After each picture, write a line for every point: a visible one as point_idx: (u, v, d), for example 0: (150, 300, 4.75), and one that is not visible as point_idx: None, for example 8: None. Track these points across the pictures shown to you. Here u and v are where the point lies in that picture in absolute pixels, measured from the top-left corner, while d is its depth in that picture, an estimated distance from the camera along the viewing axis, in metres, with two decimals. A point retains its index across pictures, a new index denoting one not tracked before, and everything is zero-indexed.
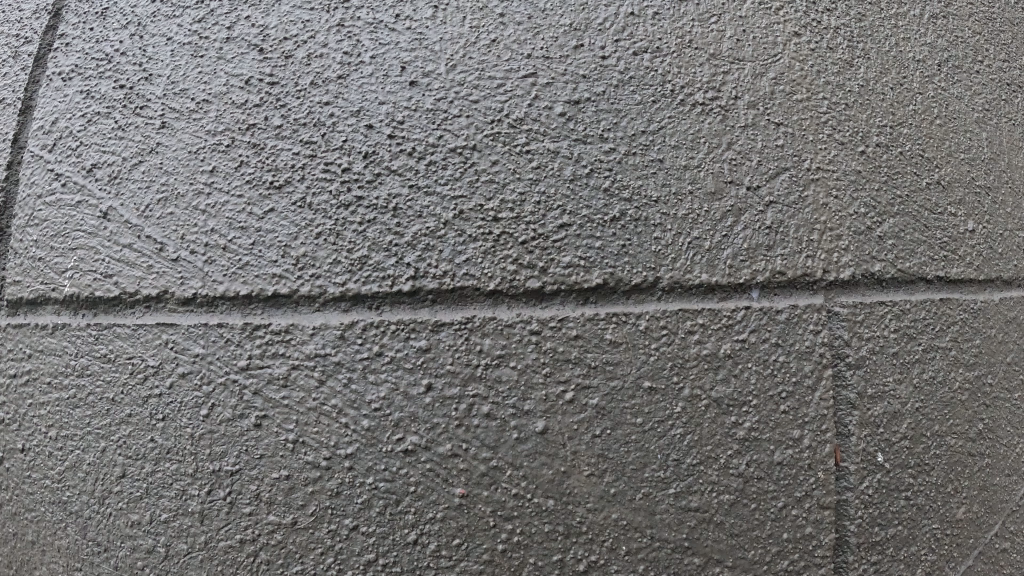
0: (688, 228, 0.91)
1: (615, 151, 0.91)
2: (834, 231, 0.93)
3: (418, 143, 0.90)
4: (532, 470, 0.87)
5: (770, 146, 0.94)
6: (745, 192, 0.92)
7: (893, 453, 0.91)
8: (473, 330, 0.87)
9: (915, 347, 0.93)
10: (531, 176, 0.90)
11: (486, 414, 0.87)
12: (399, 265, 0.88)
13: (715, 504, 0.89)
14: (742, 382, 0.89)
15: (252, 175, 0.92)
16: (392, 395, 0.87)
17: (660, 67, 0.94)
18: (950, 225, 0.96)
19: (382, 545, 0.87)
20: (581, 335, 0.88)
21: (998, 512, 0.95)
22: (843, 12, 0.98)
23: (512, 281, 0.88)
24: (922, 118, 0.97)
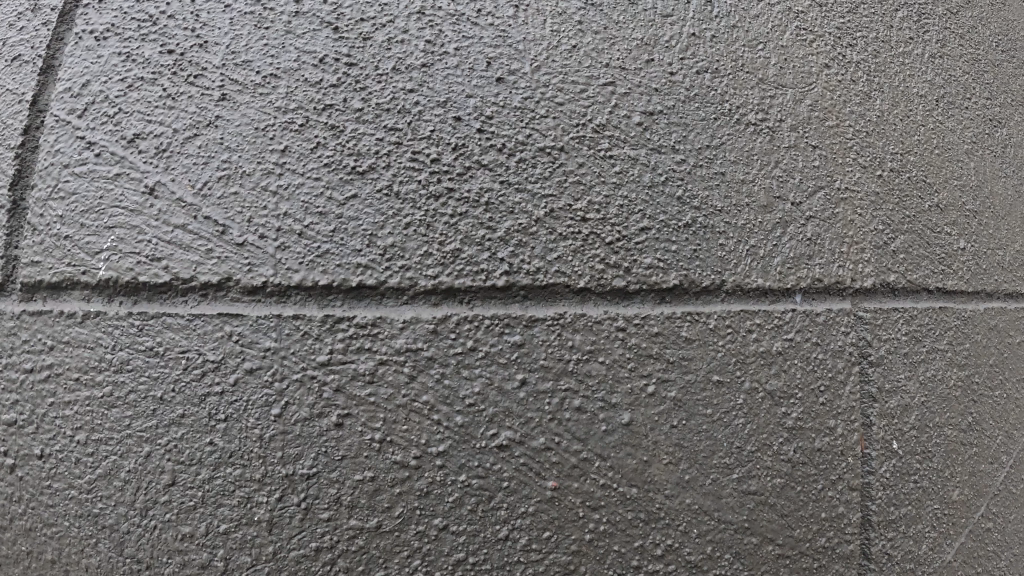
0: (746, 236, 0.94)
1: (686, 162, 0.94)
2: (859, 245, 1.00)
3: (508, 140, 0.90)
4: (618, 461, 0.87)
5: (810, 167, 0.99)
6: (790, 207, 0.97)
7: (906, 442, 1.00)
8: (564, 325, 0.87)
9: (921, 348, 1.03)
10: (615, 180, 0.91)
11: (577, 408, 0.87)
12: (492, 259, 0.87)
13: (769, 486, 0.92)
14: (789, 377, 0.93)
15: (331, 159, 0.88)
16: (486, 390, 0.85)
17: (718, 87, 0.98)
18: (943, 245, 1.08)
19: (471, 544, 0.85)
20: (661, 333, 0.90)
21: (981, 495, 1.08)
22: (862, 49, 1.09)
23: (600, 279, 0.89)
24: (924, 148, 1.10)
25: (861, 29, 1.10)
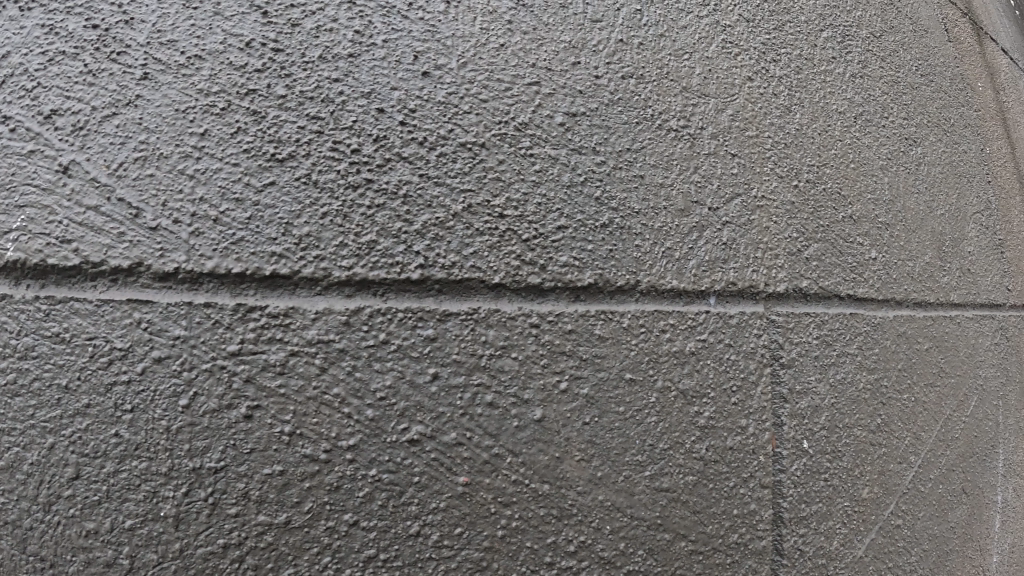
0: (662, 239, 0.99)
1: (606, 164, 0.98)
2: (773, 251, 1.06)
3: (429, 134, 0.91)
4: (530, 457, 0.90)
5: (728, 174, 1.05)
6: (708, 212, 1.02)
7: (820, 445, 1.06)
8: (478, 321, 0.89)
9: (833, 352, 1.09)
10: (534, 178, 0.94)
11: (489, 403, 0.89)
12: (408, 253, 0.88)
13: (681, 484, 0.96)
14: (707, 375, 0.99)
15: (251, 145, 0.88)
16: (398, 383, 0.86)
17: (643, 93, 1.03)
18: (851, 256, 1.14)
19: (382, 540, 0.84)
20: (575, 330, 0.93)
21: (890, 492, 1.13)
22: (785, 66, 1.15)
23: (514, 276, 0.91)
24: (841, 162, 1.17)
25: (779, 45, 1.16)
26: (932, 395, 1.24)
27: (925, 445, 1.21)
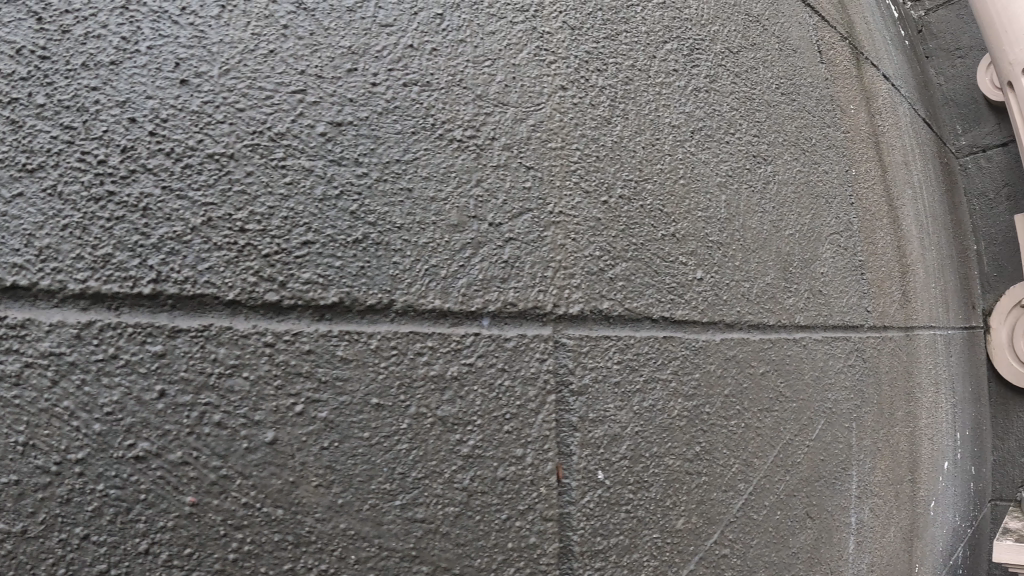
0: (427, 256, 0.95)
1: (367, 176, 0.93)
2: (568, 270, 1.04)
3: (177, 145, 0.86)
4: (260, 480, 0.84)
5: (518, 188, 1.03)
6: (486, 228, 0.99)
7: (612, 468, 1.05)
8: (208, 338, 0.83)
9: (637, 376, 1.09)
10: (282, 191, 0.89)
11: (217, 423, 0.83)
12: (143, 266, 0.82)
13: (439, 515, 0.91)
14: (471, 396, 0.94)
15: (2, 154, 0.81)
16: (124, 400, 0.81)
17: (426, 101, 0.99)
18: (672, 277, 1.18)
19: (108, 565, 0.79)
20: (311, 351, 0.87)
21: (714, 522, 1.18)
22: (612, 75, 1.18)
23: (251, 293, 0.86)
24: (667, 177, 1.21)
25: (613, 58, 1.19)
26: (765, 411, 1.32)
27: (756, 458, 1.28)
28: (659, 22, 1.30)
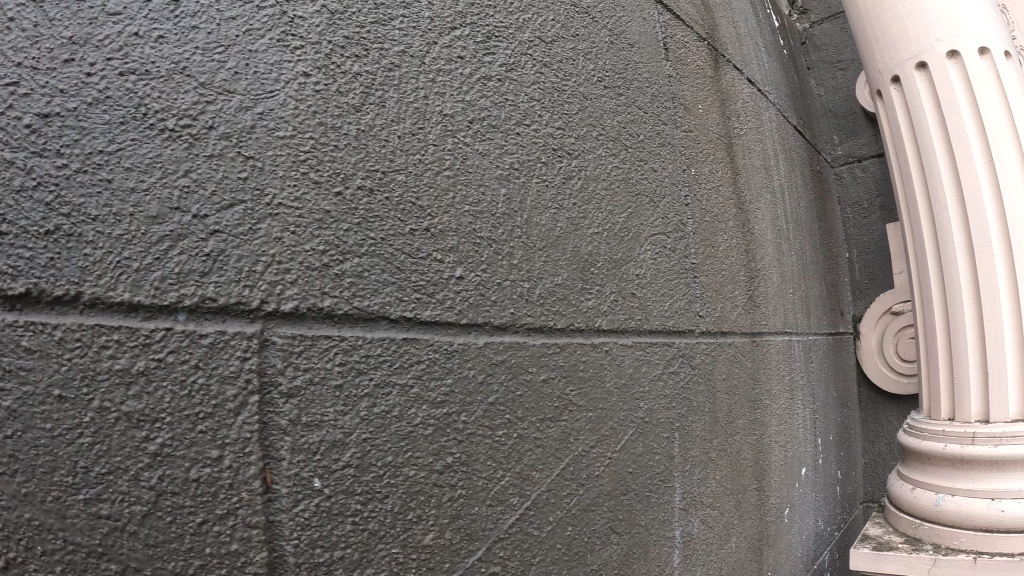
0: (534, 277, 1.08)
1: (480, 203, 1.03)
2: (628, 286, 1.26)
3: (332, 176, 0.90)
4: (411, 473, 0.92)
5: (593, 212, 1.20)
6: (575, 251, 1.16)
7: (656, 444, 1.27)
8: (356, 350, 0.89)
9: (677, 368, 1.35)
10: (420, 216, 0.96)
11: (376, 424, 0.90)
12: (318, 285, 0.87)
13: (546, 498, 1.06)
14: (571, 395, 1.10)
15: (216, 185, 0.83)
16: (308, 407, 0.85)
17: (516, 126, 1.09)
18: (698, 289, 1.44)
19: (286, 539, 0.82)
20: (431, 360, 0.95)
21: (744, 485, 1.55)
22: (656, 110, 1.42)
23: (394, 308, 0.93)
24: (696, 204, 1.49)
25: (652, 100, 1.41)
26: (760, 403, 1.64)
27: (749, 443, 1.57)
28: (680, 73, 1.54)
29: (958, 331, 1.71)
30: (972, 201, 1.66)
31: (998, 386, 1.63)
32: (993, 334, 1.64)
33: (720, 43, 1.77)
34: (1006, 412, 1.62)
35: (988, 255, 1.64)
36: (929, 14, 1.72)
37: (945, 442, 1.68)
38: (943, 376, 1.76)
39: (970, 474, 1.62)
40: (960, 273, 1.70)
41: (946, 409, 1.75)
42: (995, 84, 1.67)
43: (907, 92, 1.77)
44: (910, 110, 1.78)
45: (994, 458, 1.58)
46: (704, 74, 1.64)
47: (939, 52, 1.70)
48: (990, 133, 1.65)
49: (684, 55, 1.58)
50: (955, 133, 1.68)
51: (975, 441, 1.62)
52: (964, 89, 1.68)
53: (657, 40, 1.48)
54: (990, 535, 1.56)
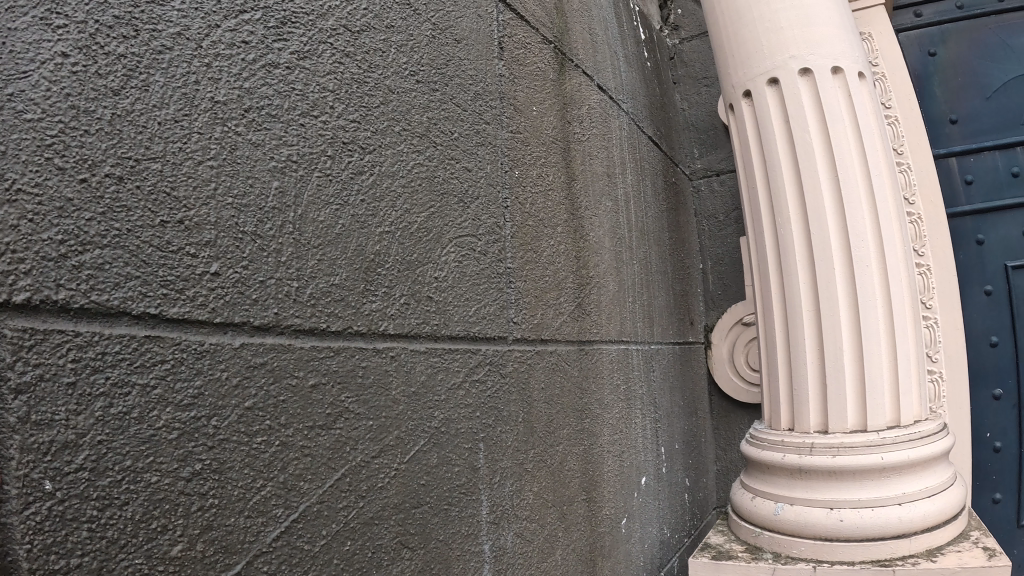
0: (310, 277, 1.11)
1: (249, 196, 1.02)
2: (422, 292, 1.38)
3: (84, 160, 0.82)
4: (166, 478, 0.86)
5: (388, 210, 1.30)
6: (360, 249, 1.23)
7: (456, 455, 1.43)
8: (101, 349, 0.81)
9: (474, 363, 1.51)
10: (179, 208, 0.92)
11: (116, 428, 0.81)
12: (57, 274, 0.78)
13: (314, 500, 1.07)
14: (348, 402, 1.16)
15: None
16: (39, 410, 0.74)
17: (300, 115, 1.13)
18: (514, 296, 1.69)
19: (18, 544, 0.71)
20: (182, 359, 0.90)
21: (562, 463, 1.82)
22: (475, 117, 1.61)
23: (141, 302, 0.85)
24: (520, 213, 1.76)
25: (474, 96, 1.62)
26: (588, 413, 1.97)
27: (571, 454, 1.87)
28: (515, 71, 1.79)
29: (795, 313, 1.94)
30: (814, 207, 1.91)
31: (833, 385, 1.86)
32: (829, 320, 1.88)
33: (569, 49, 2.05)
34: (843, 423, 1.85)
35: (825, 262, 1.89)
36: (790, 34, 1.98)
37: (784, 452, 1.91)
38: (780, 365, 1.99)
39: (806, 483, 1.85)
40: (798, 272, 1.94)
41: (787, 419, 1.97)
42: (843, 106, 1.94)
43: (759, 103, 2.03)
44: (759, 122, 2.04)
45: (809, 461, 1.84)
46: (544, 76, 1.91)
47: (793, 69, 1.96)
48: (832, 148, 1.91)
49: (522, 55, 1.83)
50: (800, 144, 1.94)
51: (812, 452, 1.84)
52: (813, 107, 1.94)
53: (490, 39, 1.70)
54: (830, 542, 1.78)
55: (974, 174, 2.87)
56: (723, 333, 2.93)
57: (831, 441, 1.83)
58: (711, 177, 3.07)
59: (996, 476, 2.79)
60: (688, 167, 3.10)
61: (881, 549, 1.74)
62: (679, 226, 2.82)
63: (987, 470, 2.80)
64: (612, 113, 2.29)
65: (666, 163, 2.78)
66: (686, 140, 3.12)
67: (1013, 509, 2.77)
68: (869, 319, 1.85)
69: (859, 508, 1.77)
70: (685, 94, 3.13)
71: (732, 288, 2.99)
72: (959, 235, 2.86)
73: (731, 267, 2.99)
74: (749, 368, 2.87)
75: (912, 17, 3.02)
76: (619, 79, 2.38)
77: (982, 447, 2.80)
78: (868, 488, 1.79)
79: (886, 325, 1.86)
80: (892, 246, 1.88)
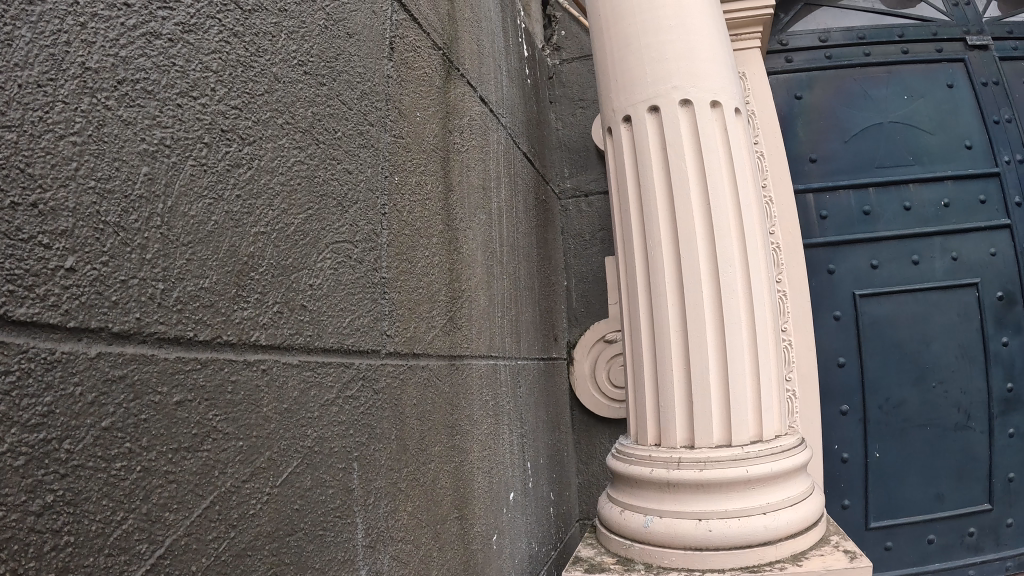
0: (178, 281, 1.01)
1: (114, 182, 0.91)
2: (295, 304, 1.28)
3: None
4: (14, 508, 0.74)
5: (257, 213, 1.19)
6: (234, 247, 1.13)
7: (329, 476, 1.32)
8: None
9: (346, 375, 1.41)
10: (34, 194, 0.80)
11: None
12: None
13: (183, 530, 0.98)
14: (216, 421, 1.06)
15: None
16: None
17: (177, 93, 1.02)
18: (387, 308, 1.58)
19: None
20: (31, 368, 0.77)
21: (436, 499, 1.67)
22: (364, 120, 1.51)
23: None
24: (395, 218, 1.63)
25: (360, 95, 1.50)
26: (458, 431, 1.84)
27: (443, 471, 1.73)
28: (403, 76, 1.68)
29: (663, 333, 2.00)
30: (685, 231, 1.99)
31: (700, 405, 1.94)
32: (695, 343, 1.95)
33: (455, 59, 1.98)
34: (709, 438, 1.93)
35: (694, 285, 1.97)
36: (673, 66, 2.08)
37: (653, 467, 1.96)
38: (648, 382, 2.05)
39: (673, 496, 1.92)
40: (668, 293, 2.01)
41: (654, 435, 2.04)
42: (717, 137, 2.05)
43: (637, 128, 2.12)
44: (637, 147, 2.13)
45: (677, 475, 1.90)
46: (429, 84, 1.81)
47: (674, 99, 2.06)
48: (705, 176, 2.01)
49: (411, 59, 1.72)
50: (674, 170, 2.03)
51: (680, 466, 1.91)
52: (690, 136, 2.05)
53: (382, 37, 1.59)
54: (700, 552, 1.84)
55: (830, 210, 3.32)
56: (585, 350, 3.00)
57: (697, 455, 1.91)
58: (580, 197, 3.22)
59: (844, 483, 3.18)
60: (559, 185, 3.23)
61: (748, 556, 1.82)
62: (546, 243, 2.84)
63: (838, 478, 3.18)
64: (492, 128, 2.24)
65: (538, 182, 2.80)
66: (558, 160, 3.27)
67: (861, 514, 3.16)
68: (734, 340, 1.93)
69: (726, 518, 1.85)
70: (560, 114, 3.30)
71: (595, 307, 3.10)
72: (816, 264, 3.28)
73: (595, 285, 3.12)
74: (611, 384, 2.97)
75: (783, 62, 3.49)
76: (501, 95, 2.37)
77: (833, 458, 3.18)
78: (733, 498, 1.87)
79: (749, 346, 1.96)
80: (756, 274, 2.00)
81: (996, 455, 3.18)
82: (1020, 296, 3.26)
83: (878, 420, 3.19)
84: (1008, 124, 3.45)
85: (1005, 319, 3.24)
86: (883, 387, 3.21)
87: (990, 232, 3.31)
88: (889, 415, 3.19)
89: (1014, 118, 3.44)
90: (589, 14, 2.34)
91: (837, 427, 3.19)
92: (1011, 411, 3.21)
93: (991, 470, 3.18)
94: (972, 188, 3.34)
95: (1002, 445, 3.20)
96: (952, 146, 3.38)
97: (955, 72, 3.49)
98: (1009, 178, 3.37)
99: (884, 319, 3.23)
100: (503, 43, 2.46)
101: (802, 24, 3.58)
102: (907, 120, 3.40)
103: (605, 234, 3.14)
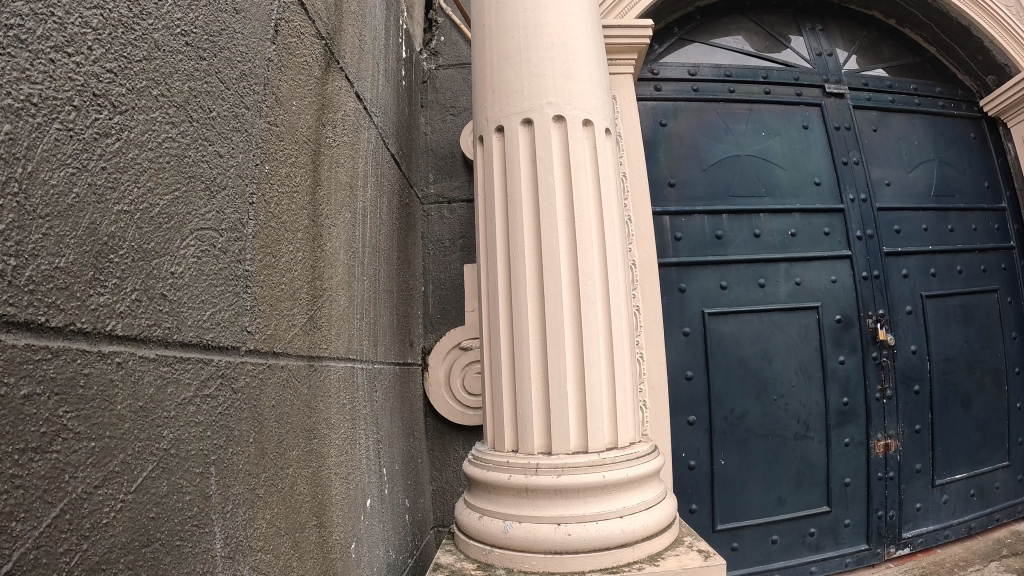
0: (34, 243, 0.75)
1: None
2: (197, 297, 1.13)
3: None
4: None
5: (164, 181, 1.04)
6: (127, 225, 0.94)
7: (187, 482, 1.06)
8: None
9: (203, 372, 1.13)
10: None
11: None
12: None
13: (30, 544, 0.72)
14: (68, 418, 0.79)
15: None
16: None
17: (52, 39, 0.79)
18: (249, 303, 1.34)
19: None
20: None
21: (297, 512, 1.53)
22: (258, 100, 1.41)
23: None
24: (260, 201, 1.41)
25: (239, 76, 1.32)
26: (316, 434, 1.69)
27: (301, 477, 1.57)
28: (284, 60, 1.56)
29: (521, 341, 2.03)
30: (549, 244, 2.04)
31: (559, 415, 1.99)
32: (556, 353, 1.99)
33: (338, 51, 1.94)
34: (566, 445, 1.98)
35: (555, 294, 2.02)
36: (551, 82, 2.14)
37: (511, 472, 1.99)
38: (505, 388, 2.07)
39: (531, 500, 1.96)
40: (529, 304, 2.04)
41: (511, 441, 2.07)
42: (587, 157, 2.14)
43: (510, 139, 2.15)
44: (509, 156, 2.15)
45: (534, 480, 1.94)
46: (309, 72, 1.71)
47: (548, 114, 2.12)
48: (572, 190, 2.07)
49: (294, 45, 1.63)
50: (542, 182, 2.08)
51: (538, 472, 1.95)
52: (560, 153, 2.11)
53: (269, 17, 1.48)
54: (559, 555, 1.89)
55: (683, 233, 3.57)
56: (440, 357, 3.01)
57: (555, 461, 1.96)
58: (443, 204, 3.24)
59: (691, 489, 3.39)
60: (422, 190, 3.24)
61: (609, 557, 1.90)
62: (406, 247, 2.81)
63: (686, 484, 3.39)
64: (363, 126, 2.19)
65: (402, 184, 2.78)
66: (424, 164, 3.28)
67: (708, 517, 3.39)
68: (591, 351, 2.01)
69: (584, 522, 1.92)
70: (430, 119, 3.33)
71: (450, 312, 3.11)
72: (669, 282, 3.50)
73: (452, 291, 3.13)
74: (464, 393, 2.99)
75: (652, 90, 3.76)
76: (376, 92, 2.36)
77: (681, 465, 3.39)
78: (590, 503, 1.94)
79: (606, 358, 2.04)
80: (613, 288, 2.08)
81: (832, 461, 3.54)
82: (855, 319, 3.67)
83: (722, 429, 3.45)
84: (855, 164, 3.89)
85: (841, 339, 3.63)
86: (728, 399, 3.48)
87: (832, 261, 3.71)
88: (733, 425, 3.46)
89: (860, 160, 3.90)
90: (473, 26, 2.40)
91: (685, 436, 3.41)
92: (845, 422, 3.59)
93: (828, 476, 3.54)
94: (818, 221, 3.74)
95: (838, 453, 3.56)
96: (801, 181, 3.79)
97: (810, 116, 3.92)
98: (852, 214, 3.79)
99: (729, 336, 3.52)
100: (383, 43, 2.48)
101: (673, 57, 3.90)
102: (762, 155, 3.78)
103: (464, 241, 3.18)
